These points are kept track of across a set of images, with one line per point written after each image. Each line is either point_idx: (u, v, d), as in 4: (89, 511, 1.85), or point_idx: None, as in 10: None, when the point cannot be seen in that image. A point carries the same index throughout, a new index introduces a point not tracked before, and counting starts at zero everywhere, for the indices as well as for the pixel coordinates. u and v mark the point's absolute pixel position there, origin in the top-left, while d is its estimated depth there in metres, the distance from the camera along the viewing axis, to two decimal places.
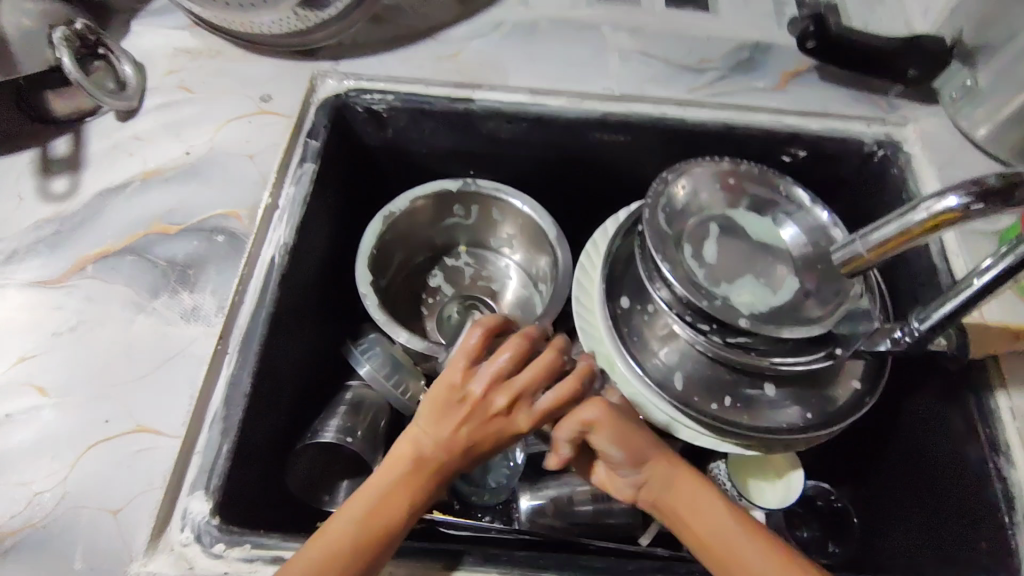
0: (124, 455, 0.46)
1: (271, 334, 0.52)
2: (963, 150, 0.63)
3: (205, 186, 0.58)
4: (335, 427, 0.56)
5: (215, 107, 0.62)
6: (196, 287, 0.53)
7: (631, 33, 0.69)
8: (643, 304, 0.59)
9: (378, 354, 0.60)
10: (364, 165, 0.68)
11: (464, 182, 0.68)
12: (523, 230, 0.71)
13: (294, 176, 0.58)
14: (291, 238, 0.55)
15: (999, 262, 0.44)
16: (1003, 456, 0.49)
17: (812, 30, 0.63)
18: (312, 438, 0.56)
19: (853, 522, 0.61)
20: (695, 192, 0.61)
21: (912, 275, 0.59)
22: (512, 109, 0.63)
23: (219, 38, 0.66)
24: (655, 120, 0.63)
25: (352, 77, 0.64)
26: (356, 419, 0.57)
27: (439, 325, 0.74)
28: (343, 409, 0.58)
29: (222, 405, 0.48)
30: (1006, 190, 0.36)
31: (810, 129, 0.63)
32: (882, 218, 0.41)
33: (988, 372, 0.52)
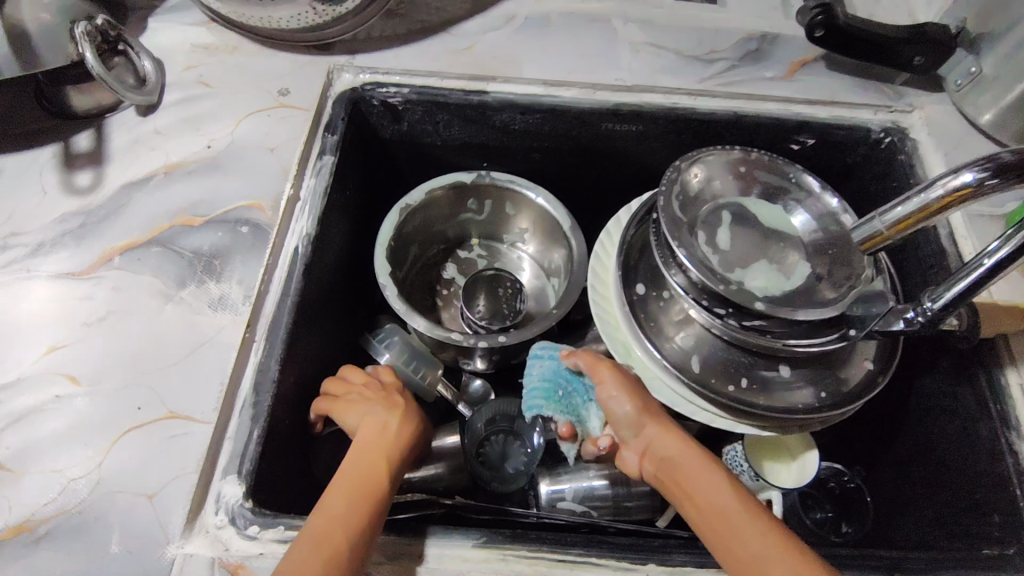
0: (158, 441, 0.47)
1: (296, 323, 0.53)
2: (967, 136, 0.65)
3: (228, 177, 0.58)
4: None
5: (234, 101, 0.63)
6: (222, 277, 0.53)
7: (641, 25, 0.70)
8: (659, 290, 0.60)
9: (396, 344, 0.64)
10: (381, 158, 0.70)
11: (479, 174, 0.69)
12: (538, 222, 0.73)
13: (314, 168, 0.59)
14: (313, 228, 0.56)
15: (1006, 244, 0.46)
16: (1014, 431, 0.51)
17: (821, 19, 0.63)
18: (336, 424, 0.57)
19: (866, 500, 0.62)
20: (708, 179, 0.62)
21: (921, 258, 0.60)
22: (525, 101, 0.64)
23: (235, 33, 0.67)
24: (666, 110, 0.65)
25: (369, 70, 0.65)
26: None
27: (465, 298, 0.72)
28: None
29: (251, 391, 0.49)
30: (1020, 165, 0.37)
31: (819, 118, 0.65)
32: (901, 195, 0.41)
33: (999, 352, 0.53)
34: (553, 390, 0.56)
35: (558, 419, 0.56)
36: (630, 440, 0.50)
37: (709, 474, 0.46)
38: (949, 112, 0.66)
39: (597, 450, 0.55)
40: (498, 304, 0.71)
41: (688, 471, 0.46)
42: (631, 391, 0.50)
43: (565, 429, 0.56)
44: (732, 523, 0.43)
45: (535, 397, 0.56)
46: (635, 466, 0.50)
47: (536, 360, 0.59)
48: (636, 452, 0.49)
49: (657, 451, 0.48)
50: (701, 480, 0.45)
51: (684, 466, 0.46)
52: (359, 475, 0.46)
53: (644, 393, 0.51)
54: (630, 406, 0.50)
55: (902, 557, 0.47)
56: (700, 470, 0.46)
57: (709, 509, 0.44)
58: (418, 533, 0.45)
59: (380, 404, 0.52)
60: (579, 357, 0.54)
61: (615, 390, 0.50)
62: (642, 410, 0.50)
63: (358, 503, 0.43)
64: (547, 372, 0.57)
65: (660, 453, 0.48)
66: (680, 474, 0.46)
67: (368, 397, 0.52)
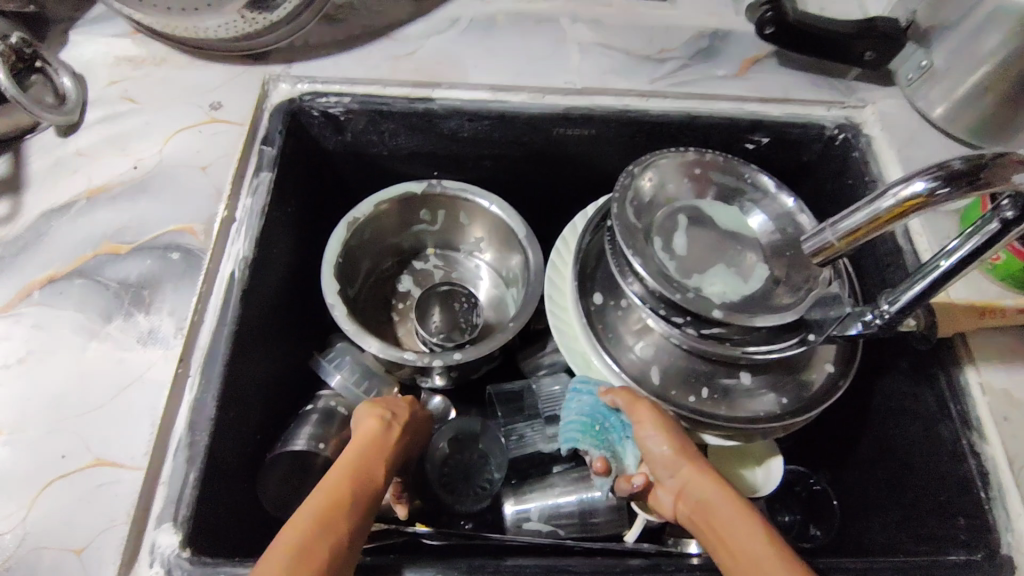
0: (85, 491, 0.44)
1: (235, 353, 0.50)
2: (920, 130, 0.64)
3: (157, 200, 0.55)
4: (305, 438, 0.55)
5: (163, 117, 0.59)
6: (152, 308, 0.50)
7: (590, 25, 0.68)
8: (617, 299, 0.58)
9: (347, 362, 0.61)
10: (326, 171, 0.67)
11: (429, 184, 0.67)
12: (494, 231, 0.71)
13: (250, 187, 0.56)
14: (250, 251, 0.53)
15: (965, 243, 0.44)
16: (975, 432, 0.51)
17: (770, 15, 0.62)
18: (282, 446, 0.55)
19: (833, 504, 0.62)
20: (661, 183, 0.60)
21: (879, 256, 0.59)
22: (473, 107, 0.62)
23: (162, 45, 0.63)
24: (618, 112, 0.63)
25: (306, 80, 0.62)
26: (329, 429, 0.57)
27: (418, 315, 0.69)
28: (315, 417, 0.57)
29: (187, 430, 0.46)
30: (971, 172, 0.35)
31: (772, 117, 0.64)
32: (852, 206, 0.40)
33: (956, 350, 0.53)
34: (592, 427, 0.54)
35: (594, 454, 0.54)
36: (666, 480, 0.49)
37: (745, 519, 0.44)
38: (901, 106, 0.65)
39: (629, 487, 0.52)
40: (452, 315, 0.69)
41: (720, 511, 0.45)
42: (670, 431, 0.50)
43: (601, 465, 0.54)
44: (758, 563, 0.41)
45: (571, 430, 0.56)
46: (670, 507, 0.49)
47: (574, 393, 0.56)
48: (672, 492, 0.49)
49: (694, 493, 0.47)
50: (736, 523, 0.44)
51: (717, 508, 0.45)
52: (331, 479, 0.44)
53: (682, 435, 0.50)
54: (668, 447, 0.49)
55: (868, 567, 0.46)
56: (738, 515, 0.44)
57: (741, 551, 0.42)
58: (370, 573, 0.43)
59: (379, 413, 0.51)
60: (616, 395, 0.53)
61: (653, 429, 0.50)
62: (680, 451, 0.49)
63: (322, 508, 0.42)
64: (585, 409, 0.55)
65: (695, 494, 0.47)
66: (713, 517, 0.45)
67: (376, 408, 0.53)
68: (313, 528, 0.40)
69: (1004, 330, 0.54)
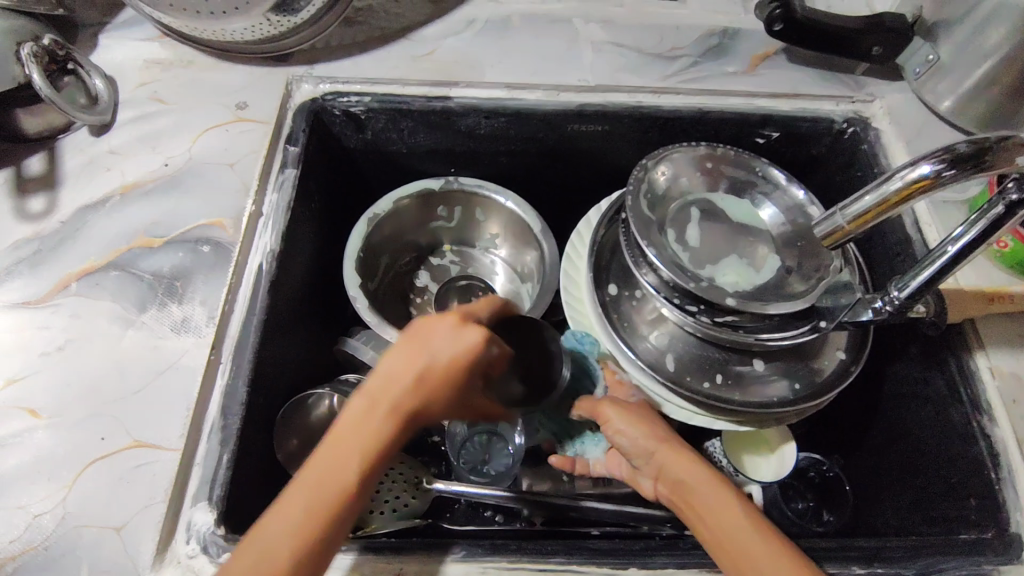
0: (124, 472, 0.46)
1: (264, 341, 0.52)
2: (928, 122, 0.65)
3: (187, 196, 0.57)
4: (333, 396, 0.58)
5: (192, 117, 0.61)
6: (184, 298, 0.52)
7: (602, 25, 0.69)
8: (630, 289, 0.60)
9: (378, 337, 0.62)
10: (347, 169, 0.69)
11: (447, 181, 0.68)
12: (509, 226, 0.72)
13: (276, 183, 0.58)
14: (277, 244, 0.55)
15: (971, 229, 0.45)
16: (985, 415, 0.52)
17: (779, 13, 0.63)
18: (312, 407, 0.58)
19: (846, 490, 0.63)
20: (675, 176, 0.62)
21: (888, 246, 0.61)
22: (489, 104, 0.64)
23: (189, 48, 0.65)
24: (630, 108, 0.65)
25: (328, 80, 0.64)
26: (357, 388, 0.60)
27: None
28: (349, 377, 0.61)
29: (219, 414, 0.48)
30: (977, 155, 0.37)
31: (781, 112, 0.65)
32: (858, 191, 0.41)
33: (966, 336, 0.54)
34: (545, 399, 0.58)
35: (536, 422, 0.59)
36: (642, 469, 0.50)
37: (718, 490, 0.45)
38: (909, 100, 0.67)
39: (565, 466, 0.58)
40: None
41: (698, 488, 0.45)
42: (636, 420, 0.51)
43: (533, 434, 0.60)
44: (740, 541, 0.42)
45: None
46: (652, 489, 0.50)
47: None
48: (650, 478, 0.49)
49: (668, 473, 0.48)
50: (708, 497, 0.45)
51: (689, 483, 0.46)
52: (342, 444, 0.37)
53: (651, 420, 0.51)
54: (636, 436, 0.50)
55: (882, 546, 0.47)
56: (710, 487, 0.45)
57: (716, 525, 0.43)
58: (397, 551, 0.45)
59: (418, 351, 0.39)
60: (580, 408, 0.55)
61: (621, 423, 0.51)
62: (651, 437, 0.49)
63: (317, 501, 0.36)
64: None
65: (669, 474, 0.47)
66: (688, 494, 0.46)
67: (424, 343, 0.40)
68: (297, 520, 0.35)
69: (1013, 317, 0.55)
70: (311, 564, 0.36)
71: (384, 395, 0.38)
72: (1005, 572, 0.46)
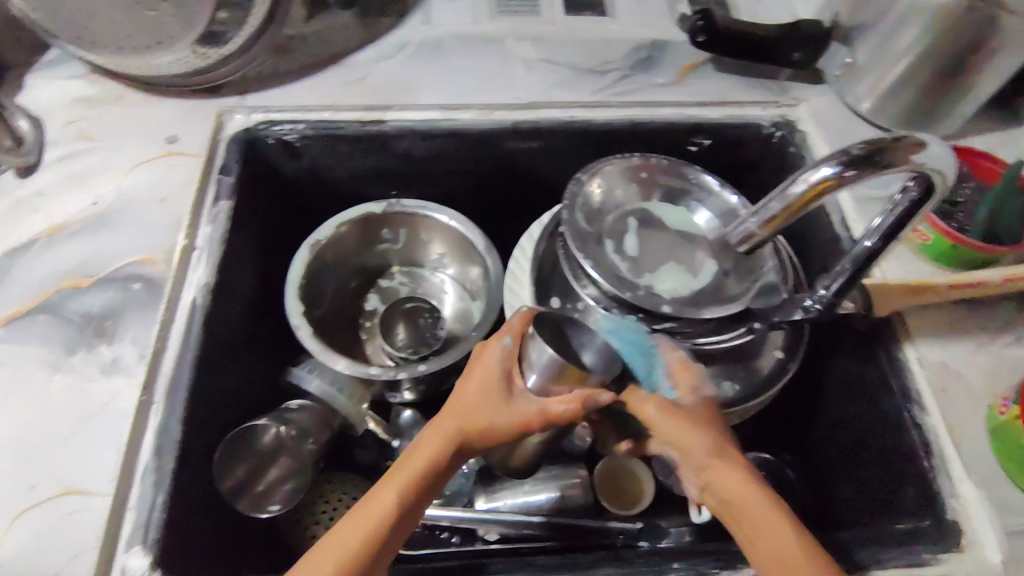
0: (54, 521, 0.44)
1: (199, 377, 0.52)
2: (852, 123, 0.68)
3: (117, 233, 0.56)
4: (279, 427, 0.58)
5: (121, 153, 0.61)
6: (114, 339, 0.51)
7: (534, 42, 0.70)
8: (572, 301, 0.60)
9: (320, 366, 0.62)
10: (285, 197, 0.68)
11: (388, 204, 0.69)
12: (453, 245, 0.72)
13: (209, 216, 0.58)
14: (211, 277, 0.55)
15: (886, 220, 0.48)
16: (915, 404, 0.53)
17: (701, 24, 0.65)
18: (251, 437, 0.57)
19: (794, 486, 0.64)
20: (610, 189, 0.63)
21: (820, 245, 0.63)
22: (424, 126, 0.65)
23: (118, 83, 0.65)
24: (564, 124, 0.66)
25: (261, 109, 0.64)
26: (300, 416, 0.60)
27: (383, 331, 0.71)
28: (292, 404, 0.61)
29: (152, 456, 0.48)
30: (873, 155, 0.38)
31: (711, 119, 0.67)
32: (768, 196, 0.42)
33: (895, 328, 0.56)
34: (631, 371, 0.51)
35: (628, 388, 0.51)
36: (687, 477, 0.47)
37: (771, 515, 0.43)
38: (833, 102, 0.69)
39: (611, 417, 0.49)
40: (418, 331, 0.71)
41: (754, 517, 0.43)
42: (688, 429, 0.46)
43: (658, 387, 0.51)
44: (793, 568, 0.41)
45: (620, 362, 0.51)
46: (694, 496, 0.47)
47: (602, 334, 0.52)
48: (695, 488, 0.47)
49: (717, 490, 0.45)
50: (760, 522, 0.43)
51: (742, 505, 0.44)
52: (411, 462, 0.44)
53: (702, 426, 0.47)
54: (691, 449, 0.46)
55: None
56: (763, 512, 0.43)
57: (771, 553, 0.42)
58: None
59: (476, 382, 0.48)
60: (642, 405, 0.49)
61: (671, 433, 0.47)
62: (706, 450, 0.46)
63: (378, 515, 0.42)
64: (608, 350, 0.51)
65: (721, 493, 0.45)
66: (738, 513, 0.44)
67: (479, 372, 0.48)
68: (367, 530, 0.42)
69: (936, 307, 0.57)
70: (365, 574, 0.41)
71: (448, 420, 0.46)
72: (943, 561, 0.48)
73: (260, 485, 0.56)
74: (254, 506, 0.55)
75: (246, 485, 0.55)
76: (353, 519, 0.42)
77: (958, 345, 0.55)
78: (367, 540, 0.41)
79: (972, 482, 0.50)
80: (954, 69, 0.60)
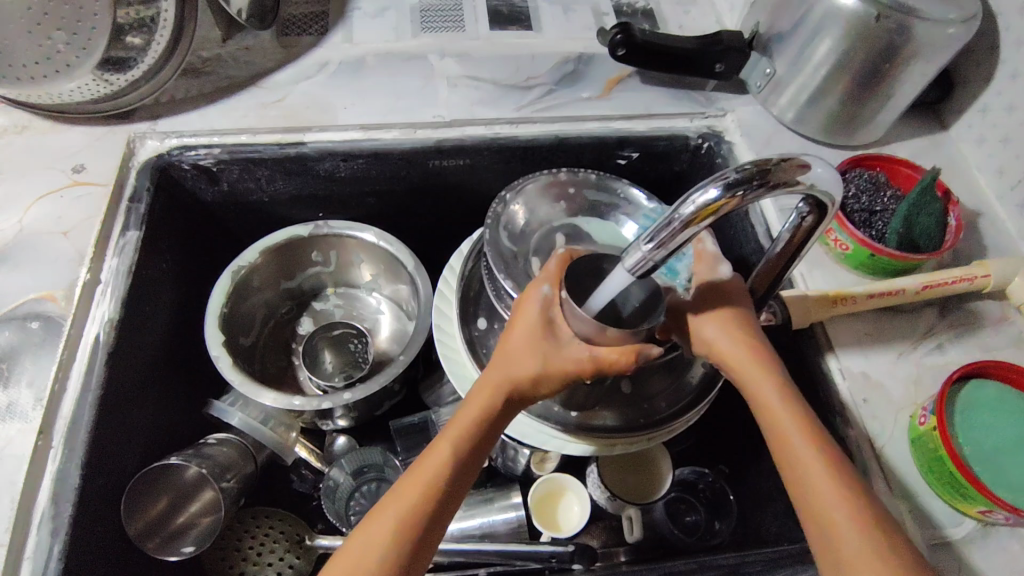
0: None
1: (101, 419, 0.50)
2: (777, 133, 0.68)
3: (17, 270, 0.54)
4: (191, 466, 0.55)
5: (23, 184, 0.58)
6: (10, 382, 0.49)
7: (458, 59, 0.69)
8: (499, 322, 0.60)
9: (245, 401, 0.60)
10: (206, 222, 0.67)
11: (315, 227, 0.67)
12: (384, 266, 0.71)
13: (116, 247, 0.56)
14: (116, 312, 0.53)
15: (795, 223, 0.45)
16: (838, 416, 0.53)
17: (620, 38, 0.66)
18: (167, 477, 0.55)
19: (730, 499, 0.63)
20: (533, 208, 0.62)
21: (747, 255, 0.63)
22: (345, 147, 0.63)
23: (22, 112, 0.62)
24: (488, 141, 0.65)
25: (174, 134, 0.62)
26: (219, 450, 0.59)
27: (310, 362, 0.70)
28: (211, 440, 0.60)
29: (49, 504, 0.45)
30: (758, 175, 0.37)
31: (637, 132, 0.67)
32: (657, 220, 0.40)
33: (818, 339, 0.56)
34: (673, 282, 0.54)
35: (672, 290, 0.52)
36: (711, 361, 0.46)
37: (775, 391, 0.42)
38: (758, 112, 0.69)
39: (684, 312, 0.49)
40: (347, 355, 0.70)
41: (775, 414, 0.42)
42: (723, 318, 0.46)
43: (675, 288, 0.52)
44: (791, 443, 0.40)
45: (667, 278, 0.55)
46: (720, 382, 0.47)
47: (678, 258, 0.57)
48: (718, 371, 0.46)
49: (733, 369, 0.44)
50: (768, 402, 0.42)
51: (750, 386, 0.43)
52: (461, 421, 0.42)
53: (741, 318, 0.46)
54: (712, 331, 0.45)
55: (741, 561, 0.49)
56: (771, 390, 0.43)
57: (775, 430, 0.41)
58: None
59: (523, 334, 0.44)
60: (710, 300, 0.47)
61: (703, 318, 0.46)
62: (727, 334, 0.45)
63: (429, 479, 0.40)
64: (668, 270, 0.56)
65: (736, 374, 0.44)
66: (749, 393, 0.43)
67: (526, 322, 0.44)
68: (420, 495, 0.40)
69: (858, 316, 0.57)
70: (424, 541, 0.39)
71: (490, 375, 0.44)
72: None
73: (179, 518, 0.55)
74: (156, 547, 0.52)
75: (163, 520, 0.54)
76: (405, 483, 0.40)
77: (881, 354, 0.55)
78: (418, 505, 0.39)
79: (894, 494, 0.50)
80: (873, 77, 0.59)
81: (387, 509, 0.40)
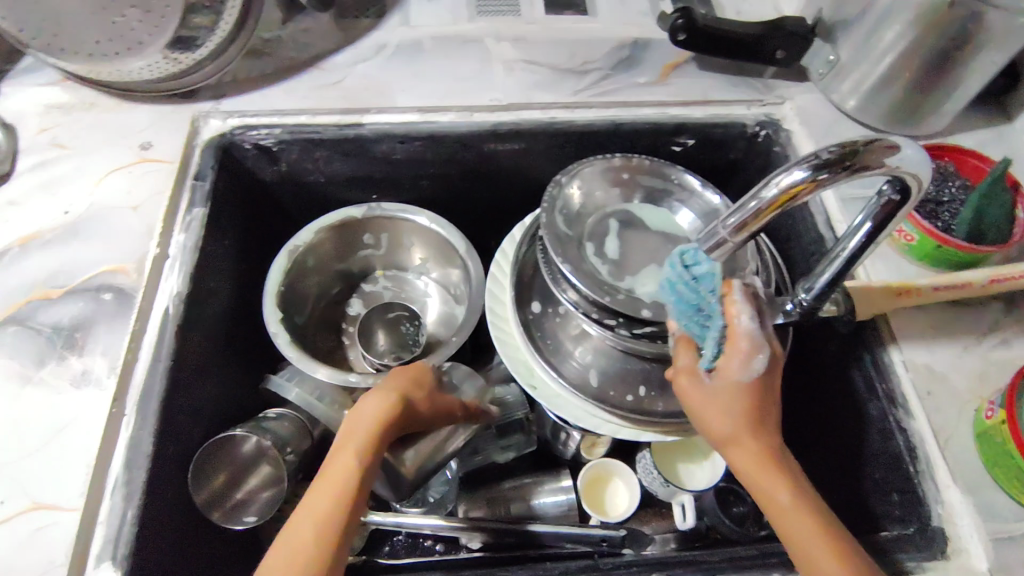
0: (22, 537, 0.44)
1: (171, 390, 0.51)
2: (837, 122, 0.67)
3: (90, 243, 0.55)
4: (254, 437, 0.57)
5: (93, 160, 0.60)
6: (85, 350, 0.50)
7: (514, 43, 0.69)
8: (554, 306, 0.59)
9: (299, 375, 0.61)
10: (264, 202, 0.68)
11: (368, 208, 0.68)
12: (434, 250, 0.72)
13: (182, 223, 0.57)
14: (184, 287, 0.54)
15: (869, 216, 0.44)
16: (901, 408, 0.52)
17: (682, 23, 0.65)
18: (228, 448, 0.56)
19: None
20: (590, 193, 0.62)
21: (804, 245, 0.62)
22: (403, 129, 0.64)
23: (91, 90, 0.63)
24: (544, 125, 0.65)
25: (237, 114, 0.63)
26: (278, 424, 0.60)
27: (363, 341, 0.70)
28: (270, 413, 0.61)
29: (123, 470, 0.47)
30: (844, 157, 0.37)
31: (694, 119, 0.66)
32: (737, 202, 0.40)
33: (880, 330, 0.55)
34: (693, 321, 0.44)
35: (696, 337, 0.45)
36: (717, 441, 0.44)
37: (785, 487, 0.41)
38: (818, 100, 0.68)
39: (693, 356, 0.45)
40: (400, 336, 0.70)
41: (785, 510, 0.41)
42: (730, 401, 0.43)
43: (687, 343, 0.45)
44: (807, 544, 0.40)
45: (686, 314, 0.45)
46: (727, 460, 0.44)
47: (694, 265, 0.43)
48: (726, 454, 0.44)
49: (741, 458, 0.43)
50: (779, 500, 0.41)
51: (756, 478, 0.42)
52: (356, 440, 0.45)
53: (755, 397, 0.43)
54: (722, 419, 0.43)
55: None
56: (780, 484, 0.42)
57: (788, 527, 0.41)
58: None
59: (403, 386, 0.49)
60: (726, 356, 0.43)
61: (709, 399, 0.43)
62: (737, 422, 0.43)
63: (336, 494, 0.43)
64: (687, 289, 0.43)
65: (745, 464, 0.43)
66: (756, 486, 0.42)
67: (404, 379, 0.50)
68: (330, 508, 0.42)
69: (921, 309, 0.56)
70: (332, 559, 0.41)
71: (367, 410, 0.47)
72: (927, 569, 0.47)
73: (239, 494, 0.56)
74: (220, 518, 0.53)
75: (223, 494, 0.54)
76: (317, 496, 0.43)
77: (945, 348, 0.54)
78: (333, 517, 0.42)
79: (959, 489, 0.49)
80: (941, 65, 0.58)
81: (298, 525, 0.42)
